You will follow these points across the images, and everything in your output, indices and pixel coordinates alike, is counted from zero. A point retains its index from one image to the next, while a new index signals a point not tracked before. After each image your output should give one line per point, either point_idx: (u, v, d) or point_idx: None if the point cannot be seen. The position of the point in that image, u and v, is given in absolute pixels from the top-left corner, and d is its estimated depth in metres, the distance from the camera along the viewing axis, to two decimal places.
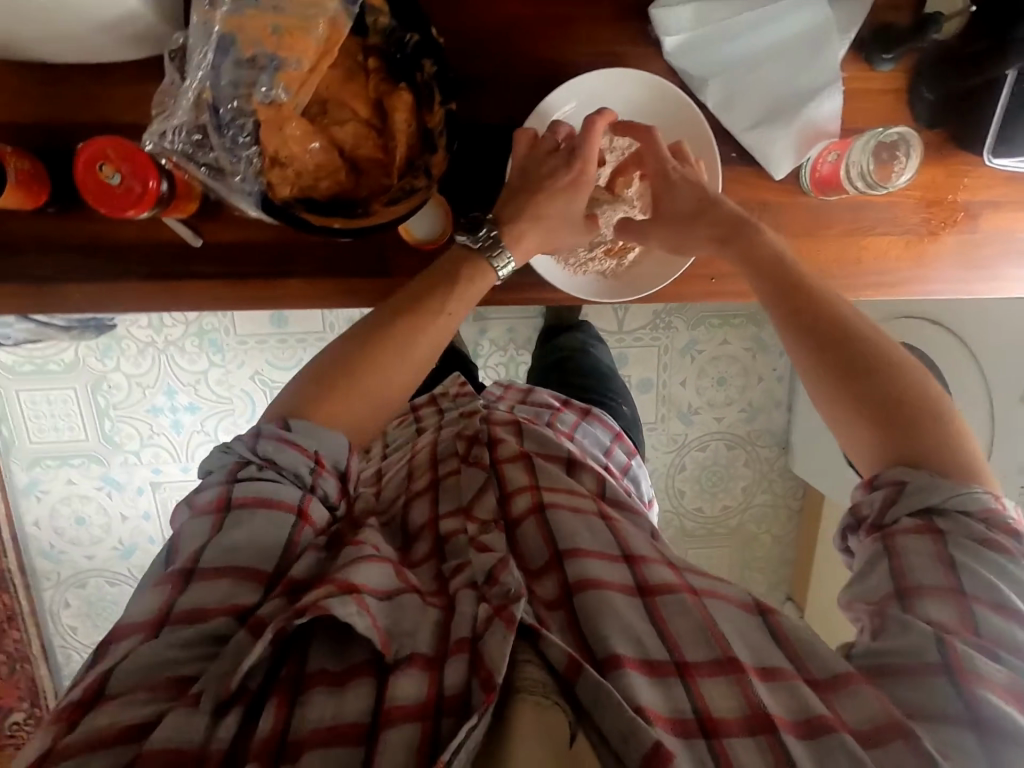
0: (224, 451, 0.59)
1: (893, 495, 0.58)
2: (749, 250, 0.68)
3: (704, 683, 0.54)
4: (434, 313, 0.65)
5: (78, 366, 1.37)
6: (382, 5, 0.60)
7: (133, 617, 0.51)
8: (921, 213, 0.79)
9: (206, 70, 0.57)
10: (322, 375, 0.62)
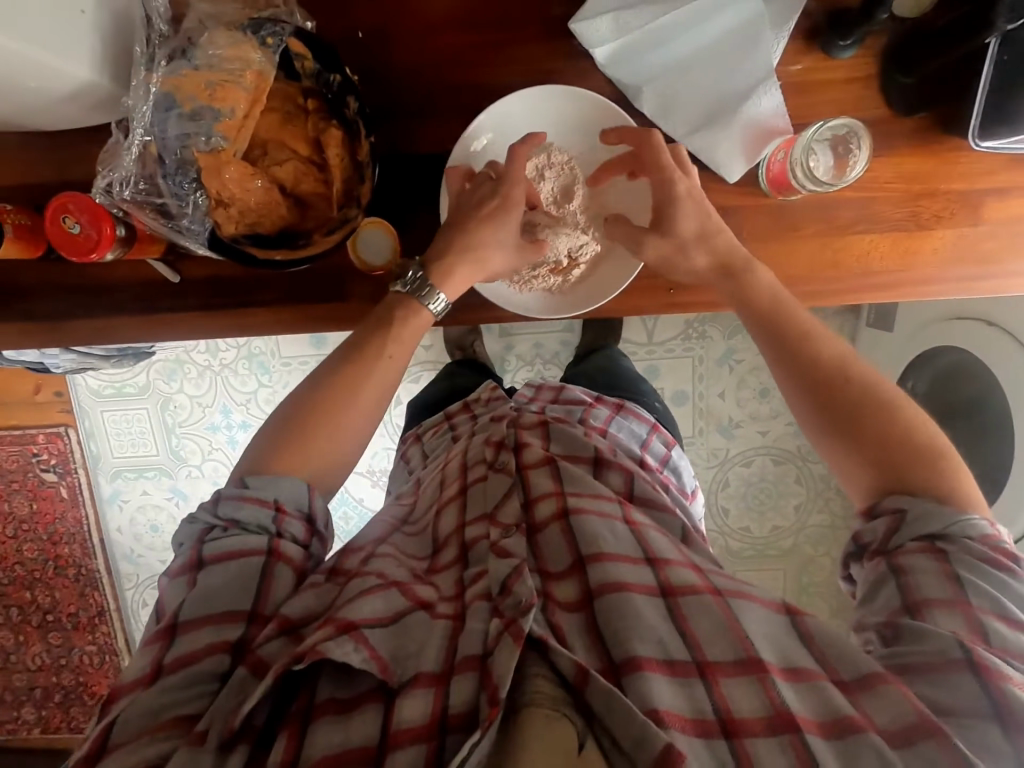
0: (190, 522, 0.61)
1: (893, 526, 0.59)
2: (739, 290, 0.68)
3: (727, 684, 0.53)
4: (376, 358, 0.67)
5: (150, 388, 1.53)
6: (306, 51, 0.64)
7: (126, 680, 0.54)
8: (904, 209, 0.71)
9: (151, 126, 0.62)
10: (279, 436, 0.64)
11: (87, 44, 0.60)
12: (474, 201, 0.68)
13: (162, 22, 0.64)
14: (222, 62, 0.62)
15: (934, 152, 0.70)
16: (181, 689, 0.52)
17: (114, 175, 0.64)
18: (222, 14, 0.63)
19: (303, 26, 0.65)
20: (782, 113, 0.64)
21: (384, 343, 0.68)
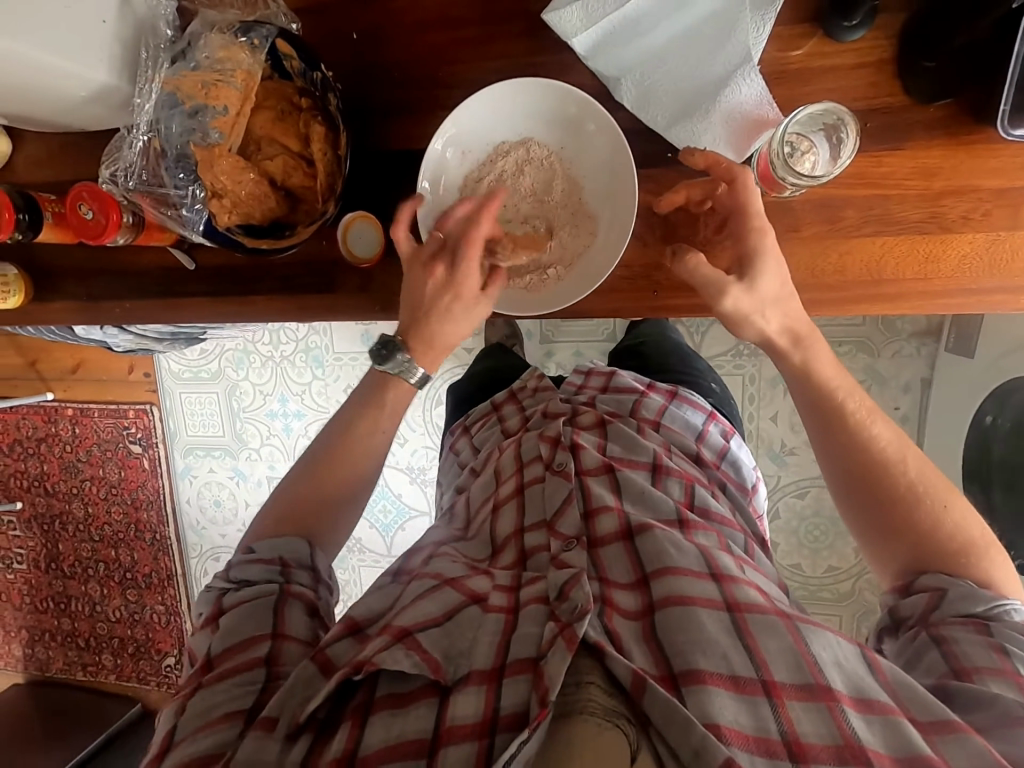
0: (206, 589, 0.62)
1: (932, 603, 0.57)
2: (804, 368, 0.63)
3: (793, 706, 0.48)
4: (369, 429, 0.67)
5: (222, 374, 1.63)
6: (290, 51, 0.68)
7: (160, 723, 0.55)
8: (923, 210, 0.63)
9: (156, 122, 0.69)
10: (276, 508, 0.65)
11: (109, 49, 0.67)
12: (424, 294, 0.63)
13: (170, 28, 0.70)
14: (216, 63, 0.67)
15: (959, 145, 0.62)
16: (239, 688, 0.53)
17: (120, 165, 0.71)
18: (220, 18, 0.69)
19: (289, 28, 0.70)
20: (768, 101, 0.61)
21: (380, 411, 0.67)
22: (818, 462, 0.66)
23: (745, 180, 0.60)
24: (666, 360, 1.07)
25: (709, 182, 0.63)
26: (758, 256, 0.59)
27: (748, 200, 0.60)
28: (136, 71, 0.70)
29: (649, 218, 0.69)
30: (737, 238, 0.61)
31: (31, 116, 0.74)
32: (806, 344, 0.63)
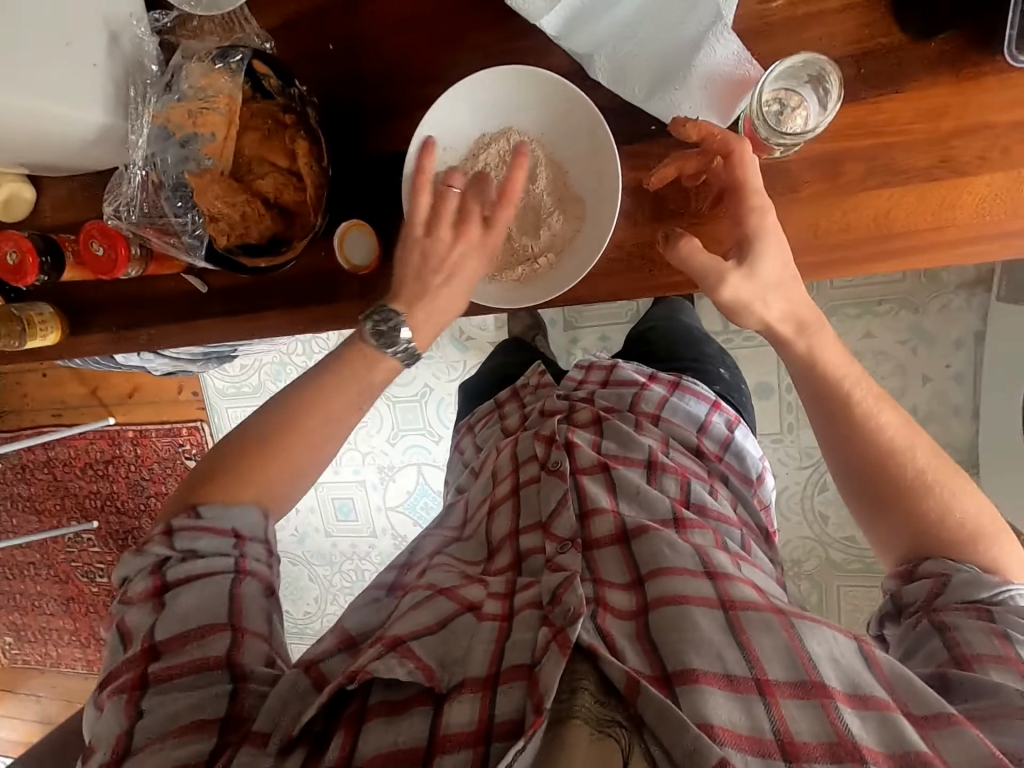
0: (138, 554, 0.60)
1: (936, 589, 0.59)
2: (809, 356, 0.62)
3: (787, 705, 0.51)
4: (324, 412, 0.65)
5: (261, 387, 1.70)
6: (267, 70, 0.69)
7: (108, 711, 0.55)
8: (931, 156, 0.59)
9: (153, 156, 0.72)
10: (227, 468, 0.63)
11: (102, 91, 0.71)
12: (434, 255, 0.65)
13: (155, 63, 0.73)
14: (200, 91, 0.69)
15: (966, 80, 0.57)
16: (205, 690, 0.55)
17: (122, 200, 0.74)
18: (201, 47, 0.71)
19: (263, 47, 0.71)
20: (747, 59, 0.58)
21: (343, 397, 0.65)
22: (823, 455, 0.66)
23: (741, 155, 0.57)
24: (676, 348, 1.06)
25: (702, 154, 0.60)
26: (756, 238, 0.58)
27: (745, 179, 0.58)
28: (128, 109, 0.73)
29: (637, 196, 0.67)
30: (736, 221, 0.59)
31: (42, 163, 0.78)
32: (811, 332, 0.61)
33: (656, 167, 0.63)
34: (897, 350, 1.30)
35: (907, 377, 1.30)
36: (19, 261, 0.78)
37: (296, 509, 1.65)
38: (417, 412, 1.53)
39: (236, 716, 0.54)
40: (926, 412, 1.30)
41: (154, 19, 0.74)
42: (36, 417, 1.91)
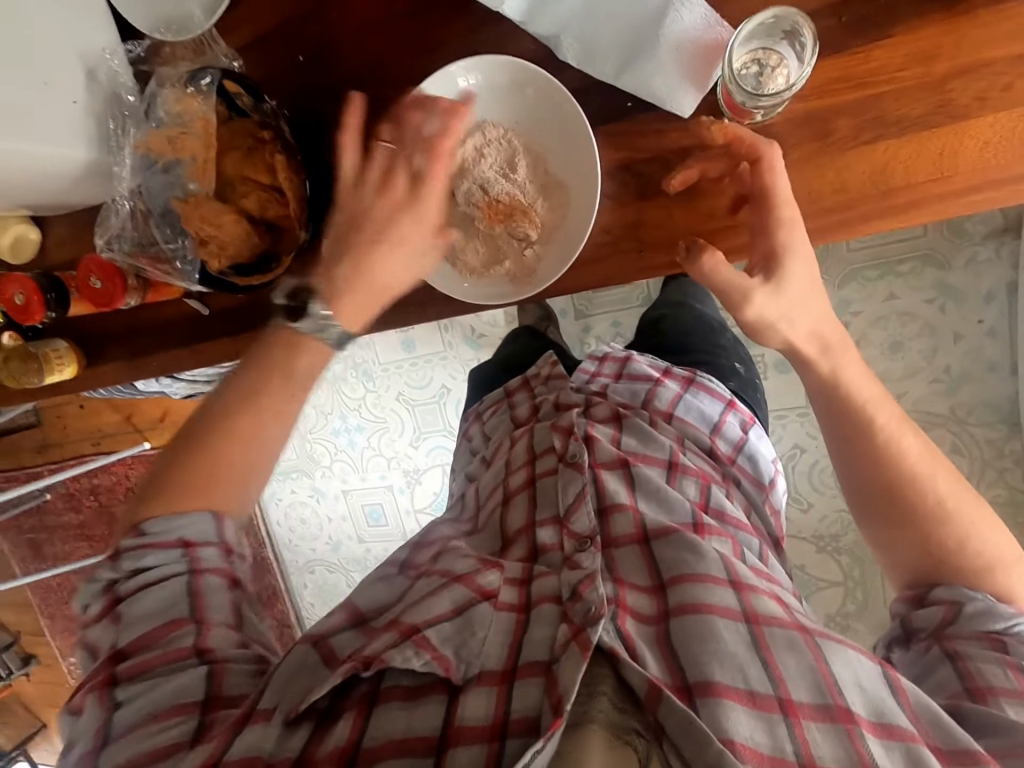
0: (92, 578, 0.61)
1: (949, 617, 0.62)
2: (832, 377, 0.66)
3: (810, 727, 0.52)
4: (284, 396, 0.62)
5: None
6: (237, 89, 0.69)
7: (83, 713, 0.56)
8: (927, 102, 0.55)
9: (138, 186, 0.73)
10: (167, 481, 0.60)
11: (84, 128, 0.72)
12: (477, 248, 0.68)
13: (131, 93, 0.73)
14: (176, 118, 0.70)
15: (957, 16, 0.54)
16: (181, 676, 0.55)
17: (113, 232, 0.76)
18: (173, 72, 0.72)
19: (230, 67, 0.71)
20: (717, 21, 0.57)
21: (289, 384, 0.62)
22: (839, 478, 0.70)
23: (769, 161, 0.57)
24: (692, 341, 1.05)
25: (727, 157, 0.60)
26: (782, 255, 0.59)
27: (775, 184, 0.57)
28: (110, 142, 0.74)
29: (621, 176, 0.65)
30: (764, 232, 0.59)
31: (39, 204, 0.80)
32: (834, 352, 0.65)
33: (677, 167, 0.63)
34: (925, 310, 1.24)
35: (936, 336, 1.24)
36: (26, 302, 0.81)
37: (328, 518, 1.67)
38: (438, 413, 1.54)
39: (214, 696, 0.55)
40: (960, 371, 1.24)
41: (129, 49, 0.74)
42: (79, 446, 1.85)
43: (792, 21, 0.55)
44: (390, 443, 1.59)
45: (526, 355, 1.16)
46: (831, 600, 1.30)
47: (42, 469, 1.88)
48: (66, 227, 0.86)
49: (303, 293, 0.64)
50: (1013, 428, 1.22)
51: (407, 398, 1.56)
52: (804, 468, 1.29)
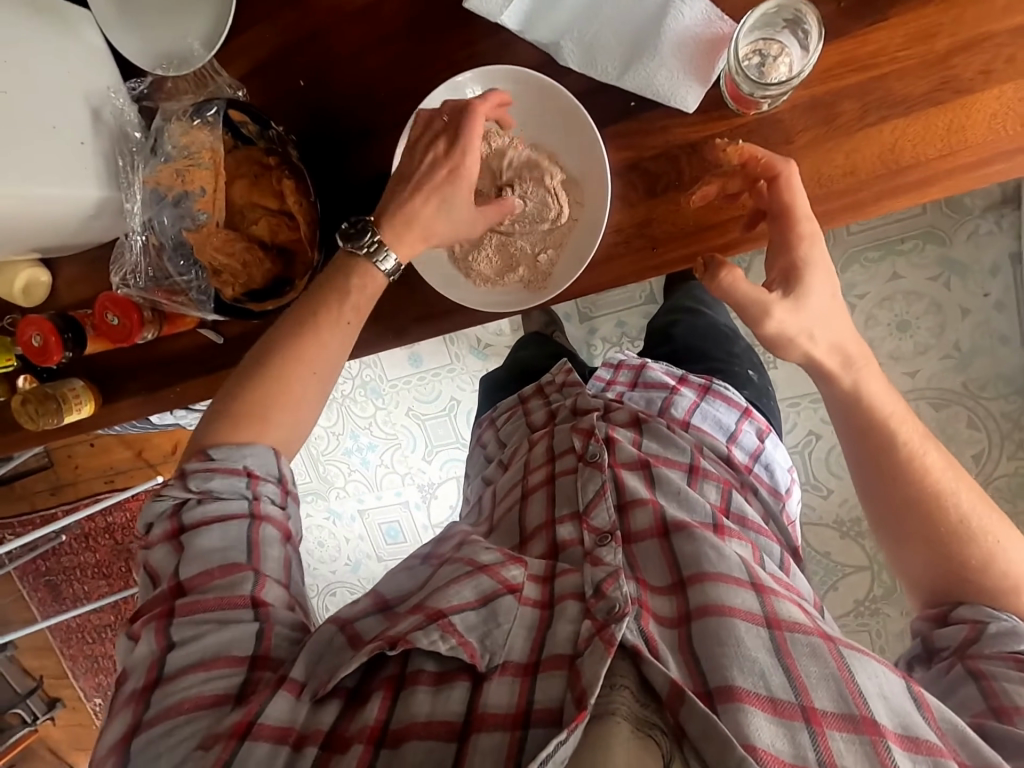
0: (158, 498, 0.62)
1: (972, 635, 0.62)
2: (854, 389, 0.68)
3: (834, 737, 0.52)
4: (313, 346, 0.64)
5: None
6: (243, 117, 0.70)
7: (139, 642, 0.57)
8: (930, 80, 0.56)
9: (150, 220, 0.74)
10: (234, 405, 0.63)
11: (93, 167, 0.73)
12: (493, 260, 0.69)
13: (137, 129, 0.75)
14: (183, 150, 0.70)
15: None
16: (235, 628, 0.56)
17: (128, 269, 0.77)
18: (177, 107, 0.72)
19: (235, 96, 0.72)
20: (718, 16, 0.58)
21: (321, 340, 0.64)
22: (858, 492, 0.71)
23: (787, 178, 0.58)
24: (705, 348, 1.05)
25: (745, 177, 0.61)
26: (802, 270, 0.58)
27: (792, 201, 0.58)
28: (119, 178, 0.75)
29: (630, 176, 0.65)
30: (784, 248, 0.59)
31: (50, 248, 0.81)
32: (857, 366, 0.68)
33: (692, 186, 0.63)
34: (930, 288, 1.24)
35: (944, 313, 1.24)
36: (43, 342, 0.81)
37: (346, 540, 1.66)
38: (448, 425, 1.54)
39: (262, 654, 0.57)
40: (971, 347, 1.24)
41: (131, 88, 0.76)
42: (93, 484, 1.84)
43: (798, 12, 0.56)
44: (403, 459, 1.58)
45: (536, 363, 1.16)
46: (860, 585, 1.28)
47: (59, 511, 1.87)
48: (78, 268, 0.87)
49: (365, 219, 0.65)
50: None
51: (418, 414, 1.56)
52: (821, 454, 1.28)
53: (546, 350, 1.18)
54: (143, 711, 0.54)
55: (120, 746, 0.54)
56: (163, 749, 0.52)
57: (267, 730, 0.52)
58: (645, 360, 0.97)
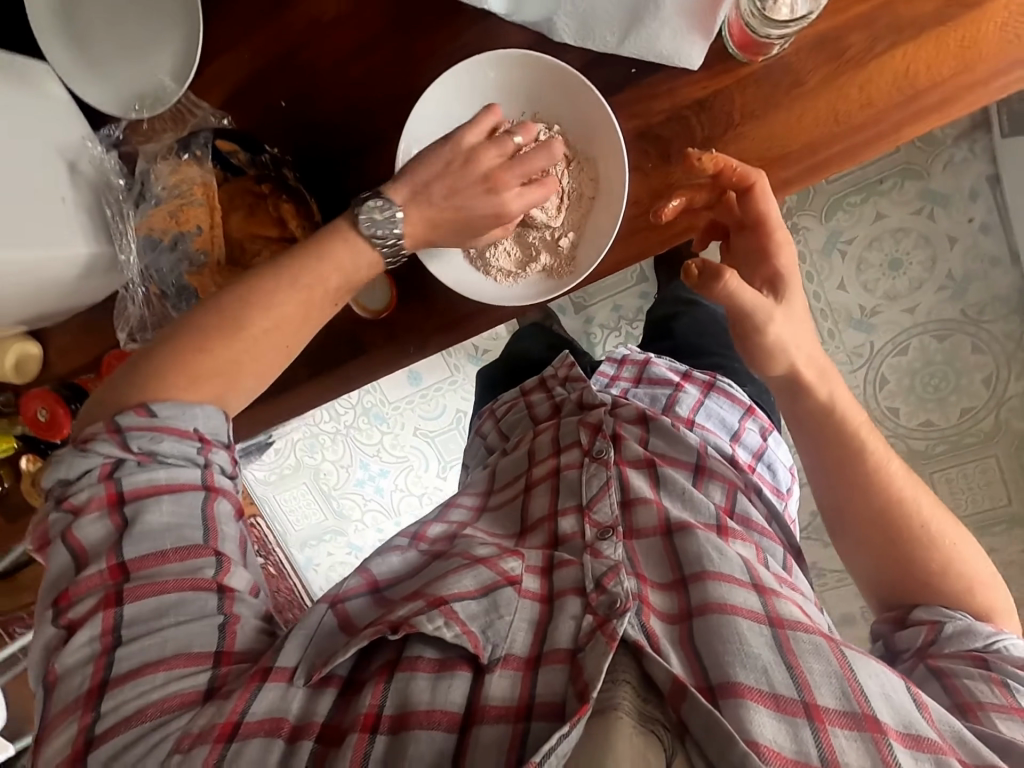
0: (83, 454, 0.53)
1: (931, 637, 0.62)
2: (830, 403, 0.66)
3: (836, 733, 0.50)
4: (285, 290, 0.57)
5: (302, 464, 1.55)
6: (232, 146, 0.67)
7: (77, 634, 0.51)
8: (933, 1, 0.56)
9: (148, 269, 0.70)
10: (179, 361, 0.55)
11: (79, 222, 0.70)
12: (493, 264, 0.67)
13: (121, 176, 0.72)
14: (173, 190, 0.67)
15: None
16: (195, 623, 0.52)
17: (133, 322, 0.73)
18: (159, 147, 0.69)
19: (223, 125, 0.69)
20: None
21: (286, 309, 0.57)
22: (818, 499, 0.70)
23: (754, 191, 0.59)
24: (704, 344, 1.03)
25: (713, 186, 0.62)
26: (786, 277, 0.60)
27: (766, 210, 0.60)
28: (109, 230, 0.72)
29: (642, 144, 0.63)
30: (762, 258, 0.61)
31: (40, 317, 0.76)
32: (831, 378, 0.65)
33: (669, 193, 0.64)
34: (915, 222, 1.22)
35: (932, 245, 1.23)
36: (51, 416, 0.77)
37: None
38: (459, 438, 1.50)
39: (227, 650, 0.53)
40: (963, 274, 1.22)
41: (107, 134, 0.73)
42: None
43: None
44: (418, 479, 1.52)
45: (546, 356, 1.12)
46: None
47: None
48: (69, 333, 0.82)
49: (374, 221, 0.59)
50: None
51: (426, 433, 1.51)
52: None
53: (551, 346, 1.15)
54: (93, 721, 0.50)
55: (75, 755, 0.49)
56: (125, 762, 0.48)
57: (254, 727, 0.50)
58: (649, 354, 0.95)
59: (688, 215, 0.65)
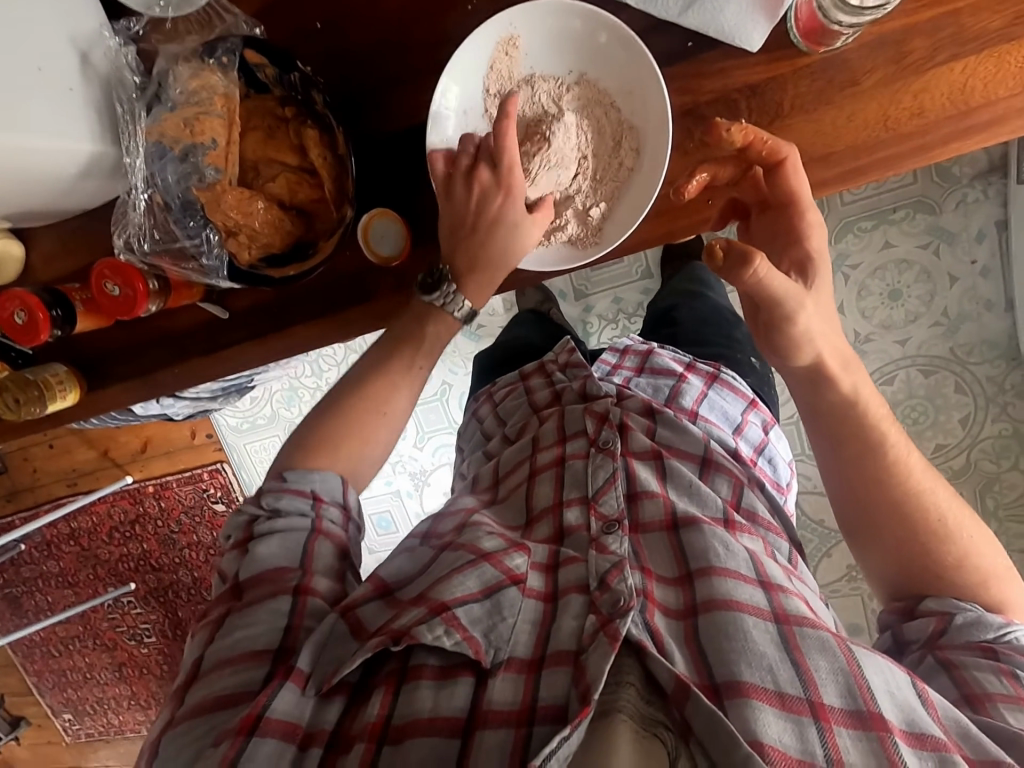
0: (236, 514, 0.62)
1: (940, 628, 0.63)
2: (854, 393, 0.64)
3: (840, 734, 0.49)
4: (404, 373, 0.66)
5: (278, 417, 1.38)
6: (262, 59, 0.64)
7: (193, 639, 0.58)
8: (1002, 17, 0.55)
9: (153, 176, 0.65)
10: (305, 442, 0.64)
11: (87, 117, 0.65)
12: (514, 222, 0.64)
13: (136, 73, 0.66)
14: (192, 96, 0.63)
15: None
16: (264, 620, 0.55)
17: (131, 231, 0.69)
18: (181, 49, 0.65)
19: (254, 34, 0.65)
20: None
21: (392, 390, 0.65)
22: (832, 498, 0.70)
23: (785, 167, 0.58)
24: (705, 335, 1.02)
25: (738, 161, 0.60)
26: (816, 261, 0.59)
27: (797, 188, 0.59)
28: (118, 130, 0.67)
29: (686, 122, 0.62)
30: (795, 238, 0.60)
31: (29, 212, 0.71)
32: (855, 366, 0.64)
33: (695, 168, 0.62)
34: (920, 255, 1.23)
35: (933, 282, 1.23)
36: (29, 319, 0.72)
37: None
38: (440, 411, 1.44)
39: (288, 650, 0.55)
40: (959, 313, 1.23)
41: (125, 26, 0.67)
42: (52, 490, 1.49)
43: None
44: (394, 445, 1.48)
45: (533, 342, 1.10)
46: None
47: None
48: (56, 238, 0.77)
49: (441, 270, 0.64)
50: (1011, 361, 1.22)
51: None
52: None
53: (550, 336, 1.12)
54: (178, 706, 0.54)
55: (156, 742, 0.53)
56: (181, 749, 0.51)
57: (273, 725, 0.50)
58: (651, 345, 0.94)
59: (710, 191, 0.64)
